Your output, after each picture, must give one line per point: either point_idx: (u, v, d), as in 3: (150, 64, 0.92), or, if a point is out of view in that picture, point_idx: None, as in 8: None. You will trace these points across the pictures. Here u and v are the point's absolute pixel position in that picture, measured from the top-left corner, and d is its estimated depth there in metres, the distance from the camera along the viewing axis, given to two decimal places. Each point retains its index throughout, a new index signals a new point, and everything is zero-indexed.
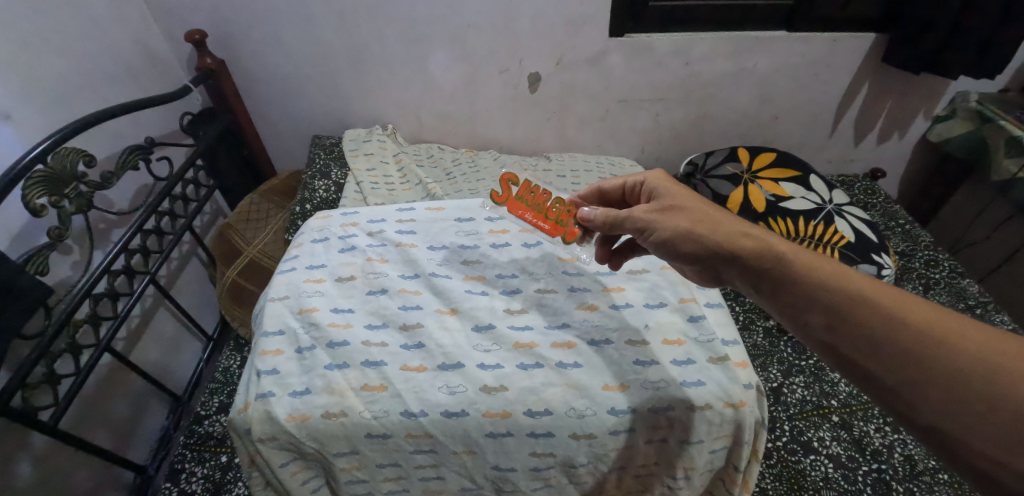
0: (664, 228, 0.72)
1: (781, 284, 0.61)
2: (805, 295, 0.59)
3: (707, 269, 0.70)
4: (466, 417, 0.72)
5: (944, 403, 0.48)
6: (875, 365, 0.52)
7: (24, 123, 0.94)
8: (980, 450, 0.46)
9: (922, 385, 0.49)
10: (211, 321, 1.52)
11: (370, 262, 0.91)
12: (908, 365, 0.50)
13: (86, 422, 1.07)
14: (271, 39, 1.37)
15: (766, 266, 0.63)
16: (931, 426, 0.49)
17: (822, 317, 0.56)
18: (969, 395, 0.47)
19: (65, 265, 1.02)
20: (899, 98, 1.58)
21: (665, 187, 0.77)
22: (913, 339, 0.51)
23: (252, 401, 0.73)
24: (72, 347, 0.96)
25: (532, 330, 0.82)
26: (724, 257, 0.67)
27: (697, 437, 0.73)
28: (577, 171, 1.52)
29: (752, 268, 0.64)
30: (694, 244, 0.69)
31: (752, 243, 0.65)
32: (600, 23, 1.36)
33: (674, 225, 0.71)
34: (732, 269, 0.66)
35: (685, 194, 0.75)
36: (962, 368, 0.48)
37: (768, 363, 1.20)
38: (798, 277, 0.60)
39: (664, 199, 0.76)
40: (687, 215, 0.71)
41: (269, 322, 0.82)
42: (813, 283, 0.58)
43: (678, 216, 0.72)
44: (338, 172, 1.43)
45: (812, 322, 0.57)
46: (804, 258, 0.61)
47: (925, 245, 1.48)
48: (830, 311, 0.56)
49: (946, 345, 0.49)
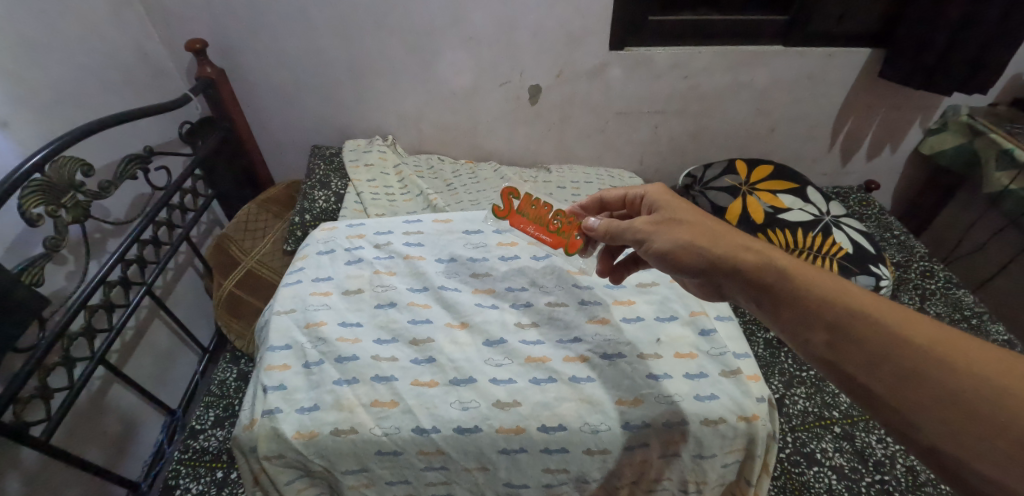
0: (663, 241, 0.71)
1: (781, 300, 0.60)
2: (805, 310, 0.58)
3: (709, 283, 0.70)
4: (479, 433, 0.71)
5: (944, 423, 0.46)
6: (877, 383, 0.51)
7: (21, 131, 0.92)
8: (984, 472, 0.44)
9: (923, 404, 0.48)
10: (206, 333, 1.50)
11: (378, 275, 0.91)
12: (908, 384, 0.49)
13: (78, 437, 1.04)
14: (271, 49, 1.37)
15: (766, 280, 0.62)
16: (935, 450, 0.47)
17: (823, 334, 0.55)
18: (974, 418, 0.45)
19: (59, 275, 0.99)
20: (893, 111, 1.60)
21: (665, 200, 0.77)
22: (917, 358, 0.49)
23: (257, 417, 0.71)
24: (67, 360, 0.93)
25: (544, 344, 0.81)
26: (725, 271, 0.66)
27: (710, 451, 0.73)
28: (577, 182, 1.53)
29: (753, 283, 0.63)
30: (694, 257, 0.69)
31: (754, 258, 0.64)
32: (600, 37, 1.37)
33: (671, 237, 0.71)
34: (732, 283, 0.66)
35: (685, 208, 0.74)
36: (967, 388, 0.46)
37: (770, 375, 1.20)
38: (798, 293, 0.59)
39: (664, 212, 0.75)
40: (687, 228, 0.71)
41: (274, 336, 0.80)
42: (813, 299, 0.58)
43: (676, 229, 0.71)
44: (337, 182, 1.42)
45: (814, 338, 0.56)
46: (804, 273, 0.60)
47: (920, 255, 1.50)
48: (831, 327, 0.55)
49: (952, 366, 0.48)
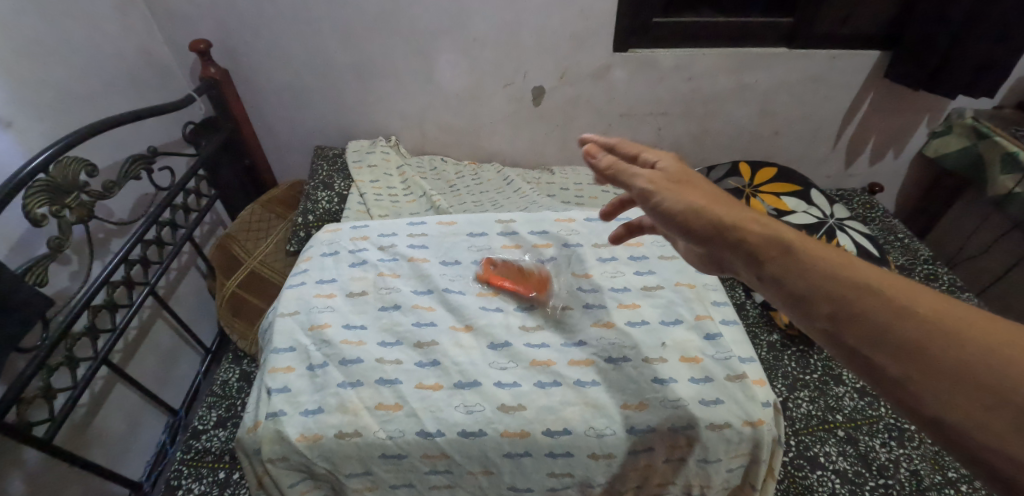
0: (671, 200, 0.65)
1: (777, 268, 0.53)
2: (803, 279, 0.51)
3: (702, 250, 0.63)
4: (483, 437, 0.71)
5: (958, 402, 0.41)
6: (876, 352, 0.45)
7: (26, 132, 0.92)
8: (989, 446, 0.40)
9: (933, 381, 0.42)
10: (210, 333, 1.50)
11: (382, 278, 0.90)
12: (917, 359, 0.43)
13: (81, 437, 1.04)
14: (275, 50, 1.37)
15: (760, 248, 0.55)
16: (948, 427, 0.42)
17: (825, 305, 0.49)
18: (989, 392, 0.40)
19: (63, 275, 0.99)
20: (898, 114, 1.60)
21: (668, 162, 0.71)
22: (918, 326, 0.44)
23: (261, 420, 0.71)
24: (70, 360, 0.93)
25: (548, 348, 0.81)
26: (721, 237, 0.59)
27: (715, 456, 0.73)
28: (580, 185, 1.55)
29: (749, 249, 0.56)
30: (697, 219, 0.62)
31: (750, 222, 0.58)
32: (603, 39, 1.37)
33: (684, 200, 0.64)
34: (726, 249, 0.59)
35: (682, 172, 0.69)
36: (973, 359, 0.41)
37: (774, 378, 1.19)
38: (796, 261, 0.52)
39: (670, 174, 0.69)
40: (692, 192, 0.65)
41: (279, 338, 0.80)
42: (812, 267, 0.51)
43: (683, 192, 0.65)
44: (341, 183, 1.42)
45: (813, 310, 0.50)
46: (800, 239, 0.54)
47: (924, 259, 1.50)
48: (833, 298, 0.48)
49: (956, 335, 0.43)
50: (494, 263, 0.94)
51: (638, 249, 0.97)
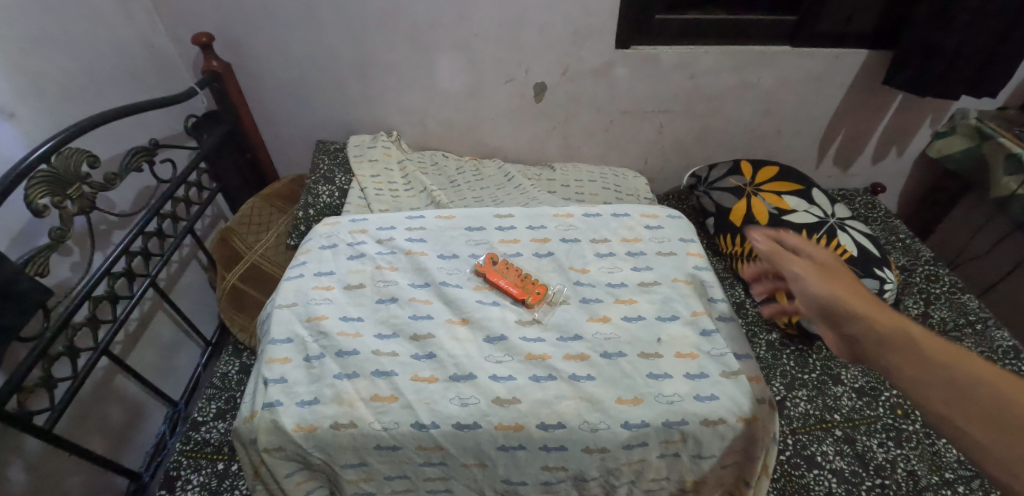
0: (819, 289, 0.73)
1: (903, 357, 0.59)
2: (926, 368, 0.57)
3: (838, 340, 0.69)
4: (477, 430, 0.71)
5: None
6: (987, 438, 0.50)
7: (28, 122, 0.93)
8: None
9: None
10: (210, 326, 1.51)
11: (380, 271, 0.91)
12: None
13: (81, 427, 1.05)
14: (278, 44, 1.37)
15: (889, 341, 0.61)
16: None
17: (938, 392, 0.54)
18: None
19: (64, 266, 1.00)
20: (901, 114, 1.59)
21: (826, 258, 0.79)
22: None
23: (257, 410, 0.72)
24: (70, 350, 0.94)
25: (545, 342, 0.81)
26: (855, 327, 0.66)
27: (710, 452, 0.73)
28: (581, 181, 1.55)
29: (881, 338, 0.62)
30: (837, 308, 0.69)
31: (886, 318, 0.64)
32: (606, 35, 1.37)
33: (829, 289, 0.72)
34: (860, 337, 0.65)
35: (834, 270, 0.77)
36: None
37: (772, 376, 1.19)
38: (922, 352, 0.58)
39: (818, 268, 0.77)
40: (839, 285, 0.73)
41: (276, 330, 0.81)
42: (936, 360, 0.57)
43: (829, 284, 0.73)
44: (341, 177, 1.42)
45: (927, 394, 0.55)
46: (930, 339, 0.59)
47: (925, 259, 1.49)
48: (951, 387, 0.54)
49: None
50: (496, 260, 0.92)
51: (635, 245, 0.97)
